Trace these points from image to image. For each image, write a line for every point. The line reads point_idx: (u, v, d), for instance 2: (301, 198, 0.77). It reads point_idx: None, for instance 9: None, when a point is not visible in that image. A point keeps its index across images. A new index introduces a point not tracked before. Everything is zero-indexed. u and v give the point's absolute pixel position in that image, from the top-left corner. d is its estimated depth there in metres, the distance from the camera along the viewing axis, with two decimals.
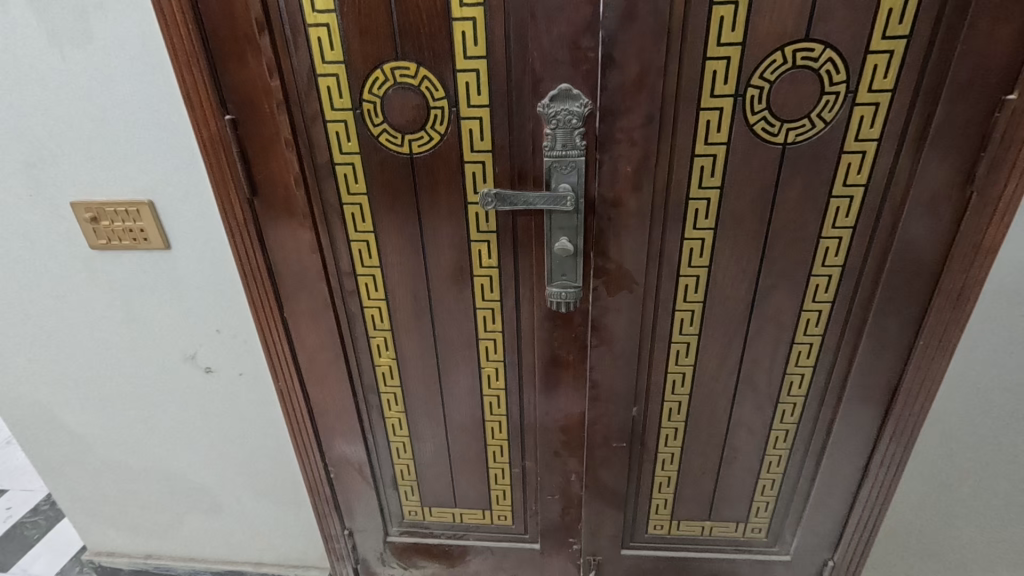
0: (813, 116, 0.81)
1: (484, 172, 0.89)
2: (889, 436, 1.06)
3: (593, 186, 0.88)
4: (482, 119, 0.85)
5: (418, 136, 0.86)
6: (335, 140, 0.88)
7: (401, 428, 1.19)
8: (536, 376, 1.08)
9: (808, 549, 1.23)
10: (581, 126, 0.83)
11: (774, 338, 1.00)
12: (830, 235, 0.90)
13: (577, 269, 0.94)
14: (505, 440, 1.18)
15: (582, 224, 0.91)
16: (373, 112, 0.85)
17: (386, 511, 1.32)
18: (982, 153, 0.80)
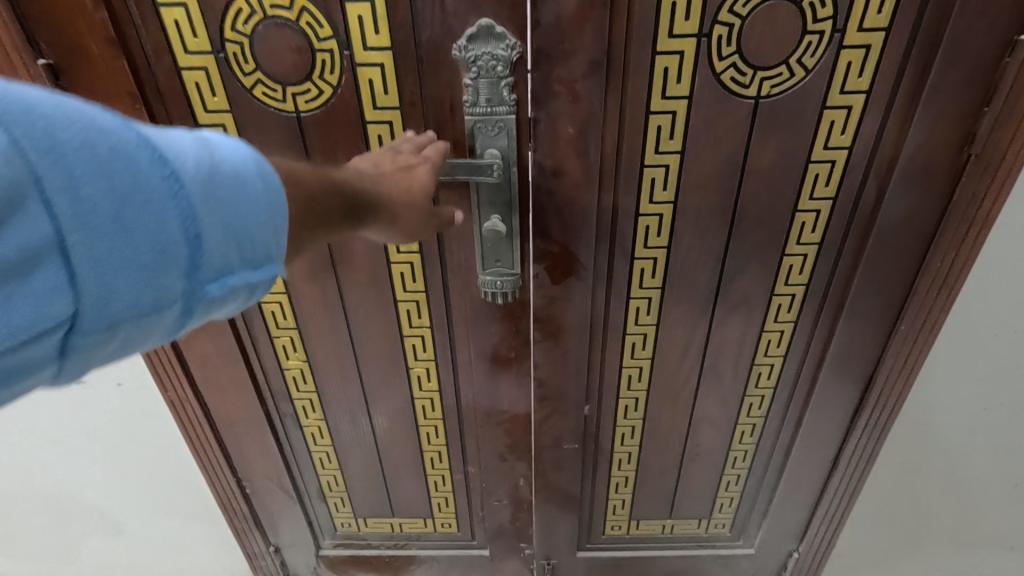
0: (792, 62, 0.66)
1: (393, 135, 0.71)
2: (862, 428, 0.97)
3: (527, 153, 0.73)
4: (384, 66, 0.66)
5: (304, 89, 0.68)
6: (196, 93, 0.68)
7: (322, 436, 1.04)
8: (475, 374, 0.94)
9: (772, 542, 1.16)
10: (509, 75, 0.67)
11: (741, 326, 0.88)
12: (806, 209, 0.77)
13: (514, 255, 0.79)
14: (443, 445, 1.04)
15: (517, 199, 0.75)
16: (240, 57, 0.66)
17: (316, 524, 1.18)
18: (986, 108, 0.68)
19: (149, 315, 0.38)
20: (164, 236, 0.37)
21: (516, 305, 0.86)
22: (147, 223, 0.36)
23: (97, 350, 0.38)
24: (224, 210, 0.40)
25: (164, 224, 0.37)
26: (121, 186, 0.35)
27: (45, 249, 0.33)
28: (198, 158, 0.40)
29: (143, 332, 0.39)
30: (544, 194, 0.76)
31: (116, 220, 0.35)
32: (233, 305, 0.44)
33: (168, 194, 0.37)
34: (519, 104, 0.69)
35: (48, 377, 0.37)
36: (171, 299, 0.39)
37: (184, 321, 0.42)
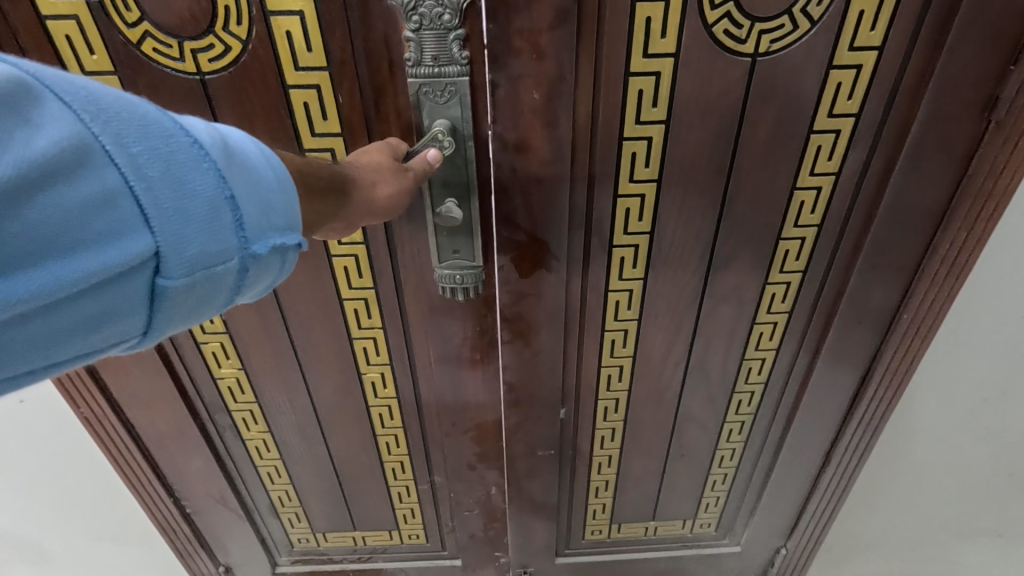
0: (795, 12, 0.56)
1: (321, 102, 0.61)
2: (857, 424, 0.90)
3: (485, 123, 0.62)
4: (303, 14, 0.56)
5: (205, 45, 0.57)
6: (72, 50, 0.58)
7: (268, 450, 0.93)
8: (436, 378, 0.84)
9: (759, 540, 1.10)
10: (460, 26, 0.56)
11: (731, 319, 0.79)
12: (806, 186, 0.68)
13: (475, 245, 0.69)
14: (406, 454, 0.95)
15: (474, 179, 0.65)
16: (120, 4, 0.55)
17: (270, 541, 1.08)
18: (1012, 66, 0.59)
19: (217, 268, 0.34)
20: (204, 198, 0.33)
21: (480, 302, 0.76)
22: (198, 173, 0.33)
23: (170, 312, 0.34)
24: (263, 174, 0.36)
25: (204, 185, 0.33)
26: (170, 140, 0.32)
27: (111, 192, 0.30)
28: (224, 127, 0.36)
29: (211, 292, 0.35)
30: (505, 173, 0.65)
31: (177, 167, 0.32)
32: (281, 276, 0.40)
33: (211, 150, 0.34)
34: (472, 61, 0.58)
35: (134, 337, 0.34)
36: (233, 255, 0.35)
37: (245, 287, 0.37)
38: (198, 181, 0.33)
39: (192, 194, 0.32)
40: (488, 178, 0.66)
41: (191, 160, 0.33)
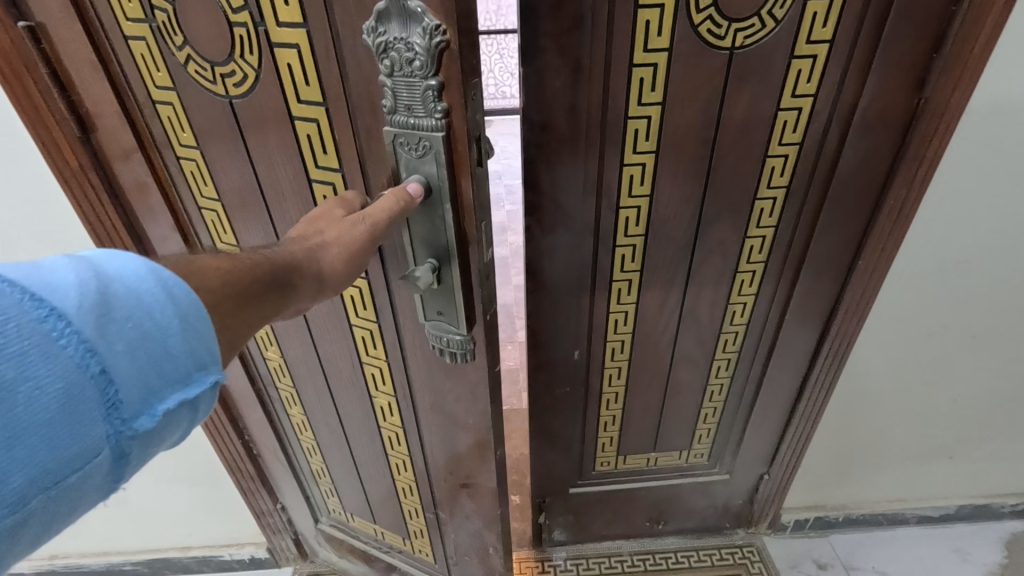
0: (763, 14, 0.71)
1: (321, 134, 0.67)
2: (824, 358, 1.07)
3: (466, 181, 0.62)
4: (299, 47, 0.61)
5: (230, 70, 0.65)
6: (145, 67, 0.68)
7: (306, 428, 1.07)
8: (433, 418, 0.90)
9: (745, 467, 1.28)
10: (433, 76, 0.56)
11: (718, 267, 0.95)
12: (776, 154, 0.83)
13: (459, 313, 0.71)
14: (413, 479, 1.04)
15: (455, 247, 0.66)
16: (170, 28, 0.64)
17: (313, 501, 1.23)
18: (936, 55, 0.74)
19: (71, 477, 0.32)
20: (57, 395, 0.31)
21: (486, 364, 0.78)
22: (49, 359, 0.31)
23: (12, 543, 0.30)
24: (142, 334, 0.36)
25: (57, 378, 0.31)
26: (8, 334, 0.29)
27: None
28: (89, 285, 0.34)
29: (70, 503, 0.32)
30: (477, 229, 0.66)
31: (17, 362, 0.29)
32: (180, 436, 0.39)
33: (69, 326, 0.32)
34: (449, 114, 0.58)
35: None
36: (100, 446, 0.33)
37: (121, 473, 0.35)
38: (52, 368, 0.31)
39: (42, 388, 0.30)
40: (470, 249, 0.67)
41: (42, 351, 0.30)
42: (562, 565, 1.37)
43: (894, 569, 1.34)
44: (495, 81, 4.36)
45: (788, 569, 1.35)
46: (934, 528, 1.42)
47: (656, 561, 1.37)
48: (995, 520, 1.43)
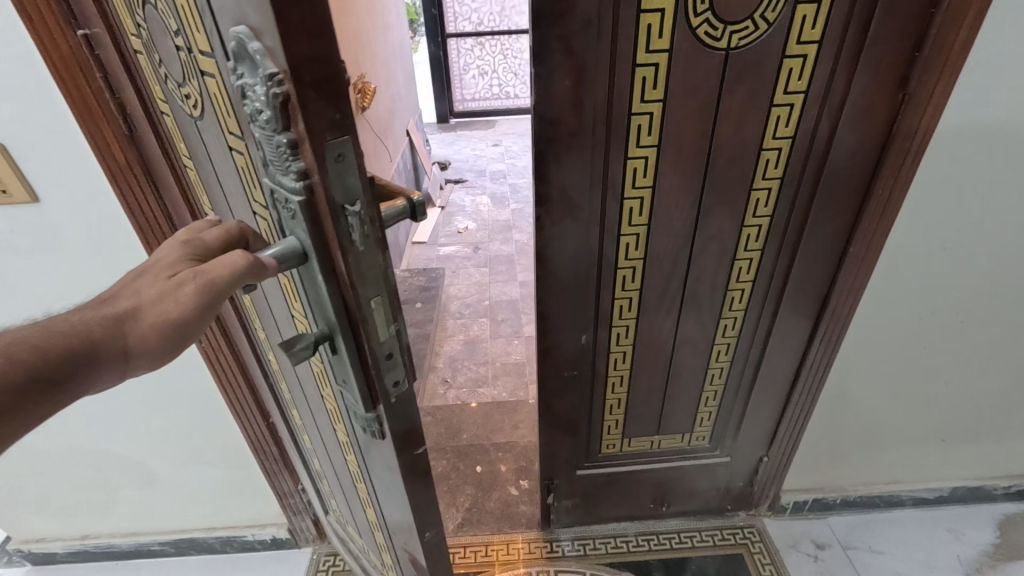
0: (756, 17, 0.76)
1: (248, 170, 0.58)
2: (820, 341, 1.13)
3: (338, 257, 0.53)
4: (213, 75, 0.53)
5: (188, 94, 0.61)
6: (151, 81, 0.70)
7: (304, 433, 1.06)
8: (379, 473, 0.77)
9: (745, 449, 1.33)
10: (284, 132, 0.46)
11: (718, 256, 1.01)
12: (771, 147, 0.88)
13: (357, 386, 0.62)
14: (377, 522, 0.94)
15: (342, 320, 0.58)
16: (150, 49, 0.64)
17: (321, 496, 1.25)
18: (917, 53, 0.79)
19: None
20: None
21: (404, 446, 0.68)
22: None
23: None
24: None
25: None
26: None
27: None
28: None
29: None
30: (365, 306, 0.57)
31: None
32: None
33: None
34: (309, 176, 0.48)
35: None
36: None
37: None
38: None
39: None
40: (359, 323, 0.58)
41: None
42: (570, 545, 1.43)
43: (890, 548, 1.39)
44: (499, 82, 4.46)
45: (787, 548, 1.40)
46: (929, 509, 1.47)
47: (660, 541, 1.43)
48: (988, 502, 1.48)
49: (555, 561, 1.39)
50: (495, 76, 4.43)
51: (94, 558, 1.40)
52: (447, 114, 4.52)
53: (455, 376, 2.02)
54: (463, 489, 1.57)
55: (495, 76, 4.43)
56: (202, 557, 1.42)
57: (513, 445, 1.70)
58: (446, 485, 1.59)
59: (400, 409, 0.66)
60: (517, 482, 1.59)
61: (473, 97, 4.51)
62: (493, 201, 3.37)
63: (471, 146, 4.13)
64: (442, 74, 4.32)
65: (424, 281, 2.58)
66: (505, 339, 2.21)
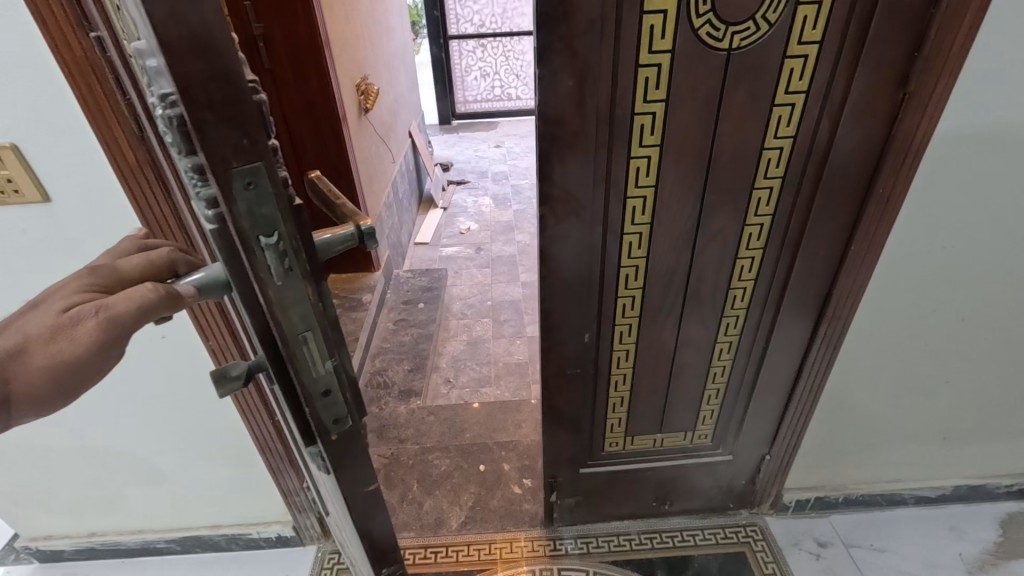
0: (758, 18, 0.77)
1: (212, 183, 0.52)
2: (822, 339, 1.13)
3: (259, 291, 0.46)
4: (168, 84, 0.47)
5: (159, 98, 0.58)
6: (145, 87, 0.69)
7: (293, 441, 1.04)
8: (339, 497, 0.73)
9: (747, 447, 1.34)
10: (187, 156, 0.40)
11: (720, 254, 1.01)
12: (772, 146, 0.89)
13: (295, 422, 0.56)
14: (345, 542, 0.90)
15: (274, 355, 0.51)
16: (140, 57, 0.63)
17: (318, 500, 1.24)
18: (917, 53, 0.80)
19: None
20: None
21: (351, 483, 0.62)
22: None
23: None
24: None
25: None
26: None
27: None
28: None
29: None
30: (296, 343, 0.50)
31: None
32: None
33: None
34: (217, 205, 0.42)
35: None
36: None
37: None
38: None
39: None
40: (292, 361, 0.51)
41: None
42: (572, 544, 1.43)
43: (891, 546, 1.40)
44: (501, 83, 4.48)
45: (789, 546, 1.41)
46: (931, 508, 1.48)
47: (662, 539, 1.43)
48: (990, 501, 1.48)
49: (558, 559, 1.40)
50: (497, 77, 4.44)
51: (101, 556, 1.42)
52: (450, 116, 4.54)
53: (458, 376, 2.03)
54: (466, 488, 1.58)
55: (497, 77, 4.44)
56: (207, 554, 1.43)
57: (516, 444, 1.71)
58: (449, 484, 1.60)
59: (345, 447, 0.60)
60: (520, 481, 1.59)
61: (475, 99, 4.53)
62: (495, 202, 3.38)
63: (473, 148, 4.14)
64: (444, 75, 4.34)
65: (427, 281, 2.59)
66: (507, 339, 2.22)
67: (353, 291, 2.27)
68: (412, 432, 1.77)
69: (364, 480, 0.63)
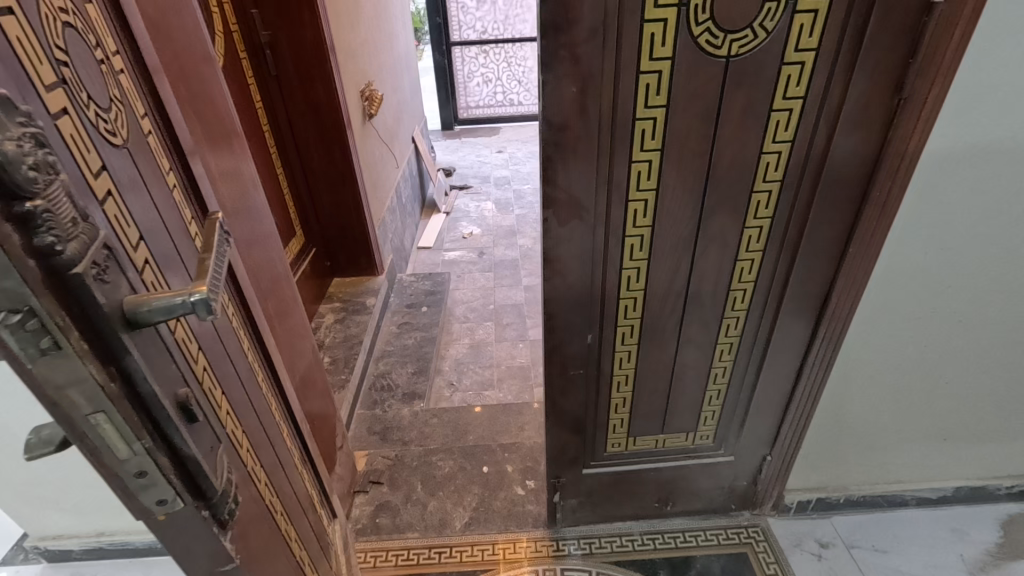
0: (755, 26, 0.80)
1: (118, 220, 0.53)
2: (822, 341, 1.15)
3: (21, 371, 0.42)
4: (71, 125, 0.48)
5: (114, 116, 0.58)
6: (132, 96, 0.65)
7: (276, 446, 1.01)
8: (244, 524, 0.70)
9: (748, 448, 1.36)
10: None
11: (720, 255, 1.03)
12: (771, 150, 0.91)
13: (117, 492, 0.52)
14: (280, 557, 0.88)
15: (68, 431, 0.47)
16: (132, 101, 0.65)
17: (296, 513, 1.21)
18: (910, 60, 0.82)
19: None
20: None
21: (191, 557, 0.58)
22: None
23: None
24: None
25: None
26: None
27: None
28: None
29: None
30: (83, 423, 0.46)
31: None
32: None
33: None
34: None
35: None
36: None
37: None
38: None
39: None
40: (85, 440, 0.47)
41: None
42: (575, 544, 1.44)
43: (893, 547, 1.41)
44: (503, 90, 4.52)
45: (790, 547, 1.41)
46: (933, 510, 1.48)
47: (664, 540, 1.44)
48: (992, 502, 1.49)
49: (561, 560, 1.41)
50: (499, 84, 4.48)
51: (110, 556, 1.43)
52: (452, 121, 4.57)
53: (461, 380, 2.04)
54: (470, 489, 1.59)
55: (499, 83, 4.48)
56: None
57: (519, 446, 1.72)
58: (452, 485, 1.61)
59: (177, 525, 0.55)
60: (523, 483, 1.60)
61: (477, 105, 4.56)
62: (497, 207, 3.41)
63: (475, 153, 4.18)
64: (447, 82, 4.37)
65: (430, 284, 2.60)
66: (510, 343, 2.23)
67: (355, 293, 2.30)
68: (415, 434, 1.78)
69: (211, 552, 0.59)
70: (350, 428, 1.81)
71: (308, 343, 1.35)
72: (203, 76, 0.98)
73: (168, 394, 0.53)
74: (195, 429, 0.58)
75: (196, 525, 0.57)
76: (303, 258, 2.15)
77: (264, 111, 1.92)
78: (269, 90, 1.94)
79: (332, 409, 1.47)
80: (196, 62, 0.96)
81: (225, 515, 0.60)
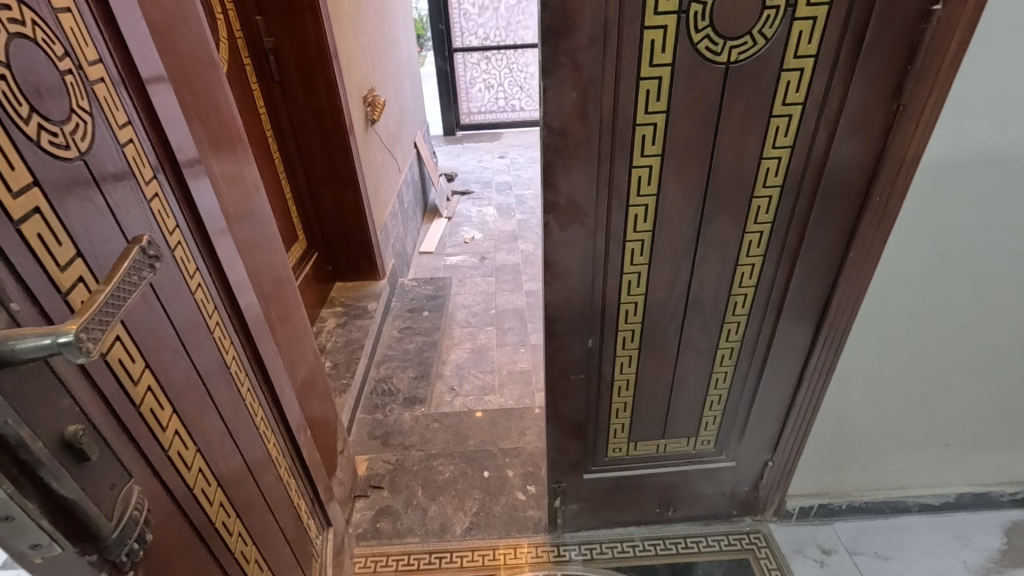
0: (755, 32, 0.81)
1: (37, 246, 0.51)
2: (822, 346, 1.15)
3: None
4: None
5: (74, 127, 0.58)
6: (112, 106, 0.65)
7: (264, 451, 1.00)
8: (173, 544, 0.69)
9: (749, 454, 1.35)
10: None
11: (720, 260, 1.03)
12: (771, 155, 0.92)
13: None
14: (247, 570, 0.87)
15: None
16: (112, 108, 0.65)
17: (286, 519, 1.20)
18: (909, 66, 0.83)
19: None
20: None
21: None
22: None
23: None
24: None
25: None
26: None
27: None
28: None
29: None
30: None
31: None
32: None
33: None
34: None
35: None
36: None
37: None
38: None
39: None
40: None
41: None
42: (576, 550, 1.44)
43: (896, 554, 1.40)
44: (504, 95, 4.54)
45: (792, 553, 1.41)
46: (936, 516, 1.48)
47: (665, 546, 1.44)
48: (995, 509, 1.48)
49: (562, 566, 1.40)
50: (501, 89, 4.50)
51: None
52: (454, 127, 4.60)
53: (462, 384, 2.04)
54: (471, 494, 1.59)
55: (501, 89, 4.50)
56: None
57: (520, 451, 1.72)
58: (453, 490, 1.60)
59: (56, 570, 0.50)
60: (524, 487, 1.60)
61: (479, 110, 4.58)
62: (499, 212, 3.42)
63: (477, 158, 4.19)
64: (449, 87, 4.40)
65: (432, 289, 2.60)
66: (511, 347, 2.24)
67: (356, 298, 2.31)
68: (417, 439, 1.78)
69: None
70: (351, 433, 1.81)
71: (308, 346, 1.35)
72: (207, 80, 0.99)
73: (46, 436, 0.48)
74: (87, 471, 0.53)
75: (80, 570, 0.51)
76: (306, 262, 2.16)
77: (268, 117, 1.93)
78: (272, 96, 1.96)
79: (333, 414, 1.47)
80: (199, 67, 0.97)
81: (122, 557, 0.55)
